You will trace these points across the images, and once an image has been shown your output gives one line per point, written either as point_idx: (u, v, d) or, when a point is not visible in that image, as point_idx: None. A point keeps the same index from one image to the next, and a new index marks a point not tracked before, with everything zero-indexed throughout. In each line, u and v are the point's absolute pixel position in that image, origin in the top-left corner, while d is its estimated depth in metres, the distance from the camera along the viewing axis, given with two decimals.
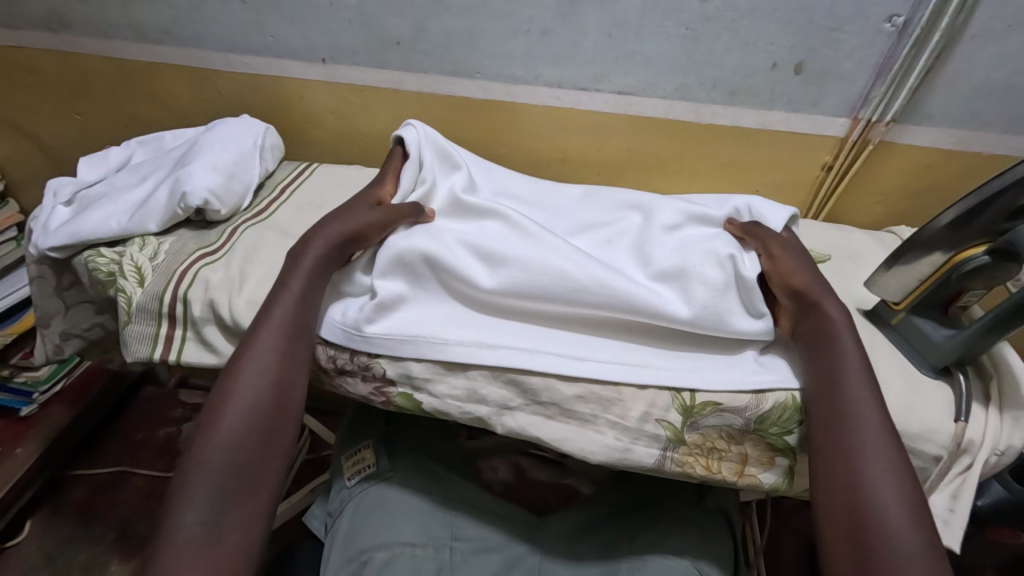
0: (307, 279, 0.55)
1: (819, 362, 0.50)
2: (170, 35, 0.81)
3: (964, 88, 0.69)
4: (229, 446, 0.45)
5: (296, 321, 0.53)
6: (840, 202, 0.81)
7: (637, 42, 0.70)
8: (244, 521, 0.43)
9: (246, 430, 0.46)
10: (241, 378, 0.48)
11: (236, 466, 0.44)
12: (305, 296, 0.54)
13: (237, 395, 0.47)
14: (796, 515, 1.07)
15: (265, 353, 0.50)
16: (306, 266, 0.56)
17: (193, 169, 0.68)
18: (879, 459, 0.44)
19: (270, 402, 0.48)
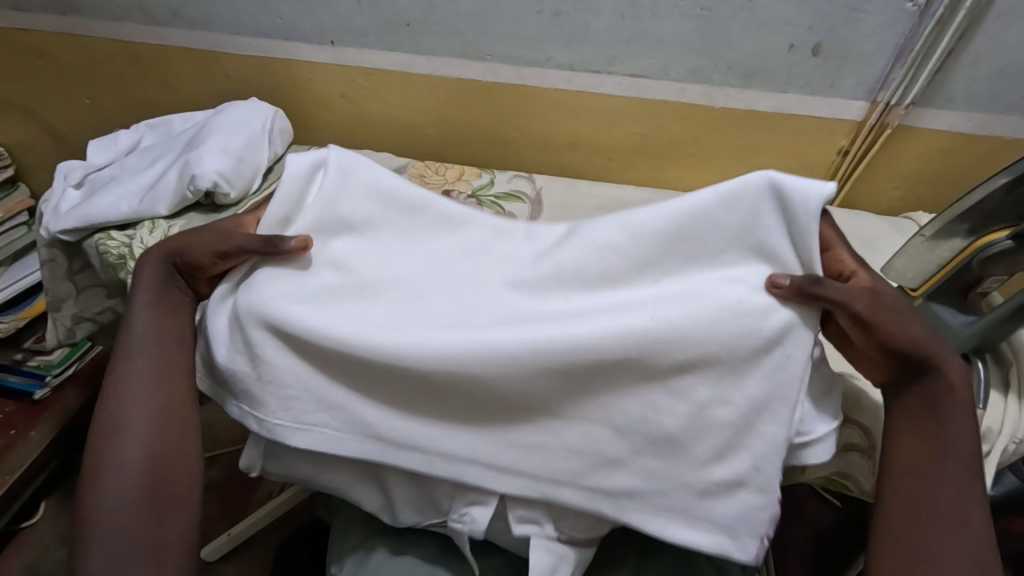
0: (154, 301, 0.50)
1: (911, 425, 0.41)
2: (178, 17, 0.80)
3: (987, 69, 0.67)
4: (117, 516, 0.41)
5: (156, 357, 0.47)
6: (855, 188, 0.80)
7: (650, 23, 0.69)
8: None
9: (131, 491, 0.42)
10: (110, 441, 0.44)
11: (135, 530, 0.41)
12: (158, 333, 0.49)
13: (111, 458, 0.43)
14: (806, 503, 1.07)
15: (126, 403, 0.45)
16: (150, 296, 0.50)
17: (202, 152, 0.68)
18: (955, 528, 0.38)
19: (152, 455, 0.44)
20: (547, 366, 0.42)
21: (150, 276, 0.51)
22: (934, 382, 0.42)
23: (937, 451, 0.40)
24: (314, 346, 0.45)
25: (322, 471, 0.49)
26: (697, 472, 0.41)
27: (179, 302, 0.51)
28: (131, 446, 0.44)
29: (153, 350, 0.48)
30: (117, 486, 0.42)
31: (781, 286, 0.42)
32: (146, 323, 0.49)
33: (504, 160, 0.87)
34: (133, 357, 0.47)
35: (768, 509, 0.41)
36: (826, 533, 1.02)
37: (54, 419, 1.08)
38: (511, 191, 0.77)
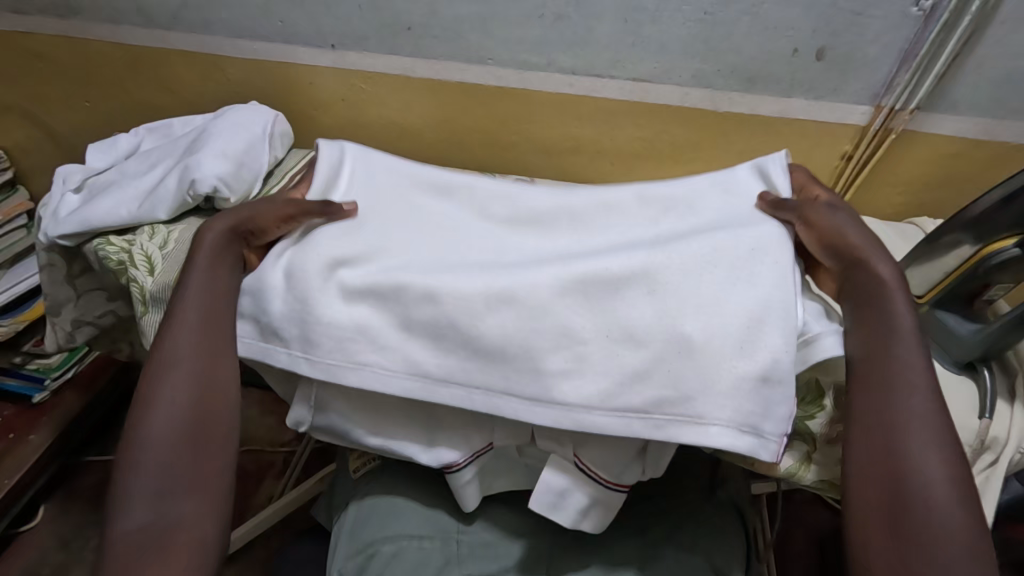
0: (211, 254, 0.53)
1: (866, 333, 0.45)
2: (179, 20, 0.80)
3: (993, 74, 0.66)
4: (163, 441, 0.43)
5: (211, 306, 0.50)
6: (859, 193, 0.79)
7: (653, 27, 0.69)
8: (197, 508, 0.42)
9: (178, 421, 0.44)
10: (161, 376, 0.46)
11: (175, 457, 0.43)
12: (215, 286, 0.51)
13: (158, 396, 0.45)
14: (807, 508, 1.06)
15: (181, 344, 0.48)
16: (207, 254, 0.53)
17: (202, 156, 0.67)
18: (924, 427, 0.40)
19: (198, 392, 0.46)
20: (583, 316, 0.49)
21: (214, 237, 0.54)
22: (868, 275, 0.48)
23: (899, 361, 0.43)
24: (386, 292, 0.50)
25: (379, 428, 0.53)
26: (730, 368, 0.46)
27: (231, 262, 0.54)
28: (182, 383, 0.46)
29: (207, 299, 0.50)
30: (165, 417, 0.44)
31: (768, 200, 0.56)
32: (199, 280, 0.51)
33: (505, 164, 0.86)
34: (190, 304, 0.50)
35: (784, 404, 0.45)
36: (829, 538, 1.02)
37: (53, 423, 1.08)
38: None
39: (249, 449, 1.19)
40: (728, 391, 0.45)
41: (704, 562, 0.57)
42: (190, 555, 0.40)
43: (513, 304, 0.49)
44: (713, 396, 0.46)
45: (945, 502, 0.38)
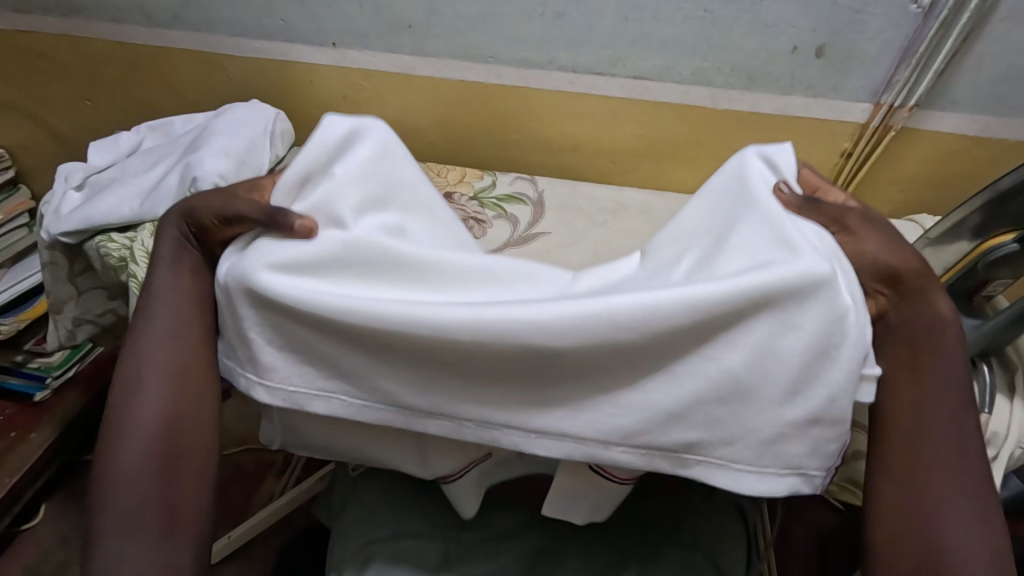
0: (172, 266, 0.50)
1: (905, 364, 0.42)
2: (180, 19, 0.80)
3: (992, 71, 0.67)
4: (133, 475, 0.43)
5: (175, 317, 0.47)
6: (859, 189, 0.79)
7: (654, 25, 0.69)
8: (173, 541, 0.42)
9: (146, 455, 0.43)
10: (133, 399, 0.45)
11: (147, 490, 0.43)
12: (175, 292, 0.48)
13: (130, 422, 0.44)
14: (807, 507, 1.06)
15: (152, 363, 0.46)
16: (170, 256, 0.50)
17: (204, 154, 0.68)
18: (954, 469, 0.39)
19: (168, 421, 0.45)
20: (596, 342, 0.39)
21: (167, 239, 0.51)
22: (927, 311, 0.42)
23: (940, 391, 0.41)
24: (323, 318, 0.41)
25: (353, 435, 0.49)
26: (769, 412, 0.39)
27: (195, 267, 0.50)
28: (151, 407, 0.45)
29: (170, 312, 0.48)
30: (133, 448, 0.43)
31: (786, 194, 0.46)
32: (164, 282, 0.49)
33: (505, 162, 0.86)
34: (152, 315, 0.48)
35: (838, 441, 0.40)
36: (829, 536, 1.02)
37: (54, 422, 1.08)
38: (513, 194, 0.76)
39: (250, 447, 1.19)
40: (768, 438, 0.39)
41: (705, 560, 0.57)
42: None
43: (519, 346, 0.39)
44: (746, 442, 0.40)
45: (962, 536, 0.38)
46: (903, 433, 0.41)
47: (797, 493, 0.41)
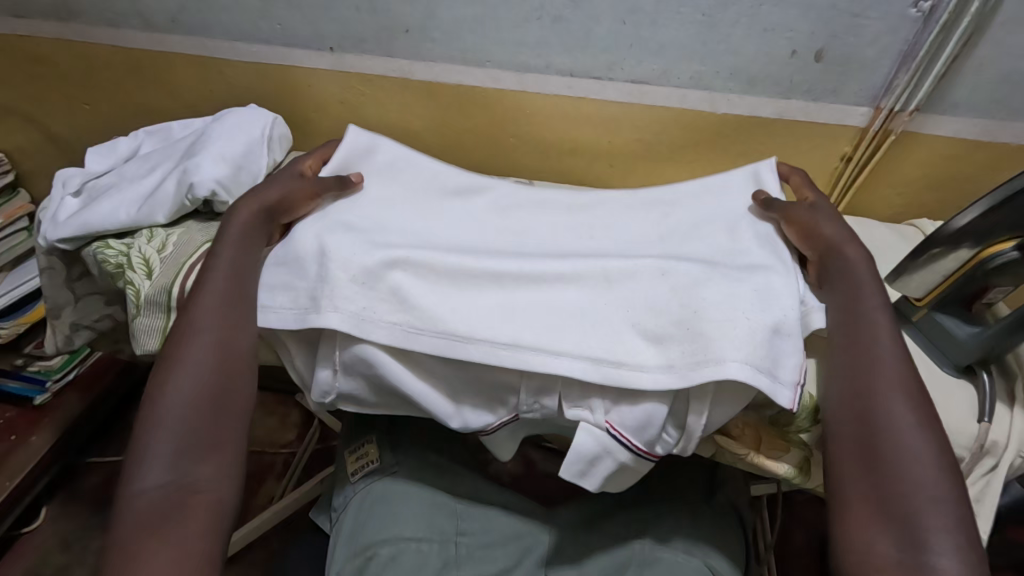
0: (236, 236, 0.57)
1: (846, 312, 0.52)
2: (178, 24, 0.80)
3: (993, 76, 0.66)
4: (185, 403, 0.48)
5: (233, 278, 0.55)
6: (858, 194, 0.79)
7: (652, 29, 0.69)
8: (213, 474, 0.46)
9: (199, 387, 0.49)
10: (187, 341, 0.51)
11: (195, 420, 0.48)
12: (240, 259, 0.56)
13: (186, 359, 0.50)
14: (808, 508, 1.06)
15: (207, 310, 0.53)
16: (238, 227, 0.58)
17: (200, 159, 0.67)
18: (895, 392, 0.46)
19: (218, 360, 0.51)
20: (587, 277, 0.55)
21: (243, 217, 0.59)
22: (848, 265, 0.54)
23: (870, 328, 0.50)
24: (408, 262, 0.55)
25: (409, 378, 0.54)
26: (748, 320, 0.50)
27: (259, 240, 0.58)
28: (205, 350, 0.51)
29: (230, 273, 0.55)
30: (186, 385, 0.49)
31: (759, 199, 0.62)
32: (232, 249, 0.57)
33: (503, 165, 0.86)
34: (216, 274, 0.55)
35: (798, 355, 0.50)
36: (829, 540, 1.02)
37: (55, 425, 1.08)
38: None
39: (250, 450, 1.19)
40: (746, 335, 0.49)
41: (700, 561, 0.60)
42: (210, 515, 0.45)
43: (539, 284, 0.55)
44: (732, 340, 0.49)
45: (913, 447, 0.44)
46: (853, 368, 0.48)
47: (777, 399, 0.48)
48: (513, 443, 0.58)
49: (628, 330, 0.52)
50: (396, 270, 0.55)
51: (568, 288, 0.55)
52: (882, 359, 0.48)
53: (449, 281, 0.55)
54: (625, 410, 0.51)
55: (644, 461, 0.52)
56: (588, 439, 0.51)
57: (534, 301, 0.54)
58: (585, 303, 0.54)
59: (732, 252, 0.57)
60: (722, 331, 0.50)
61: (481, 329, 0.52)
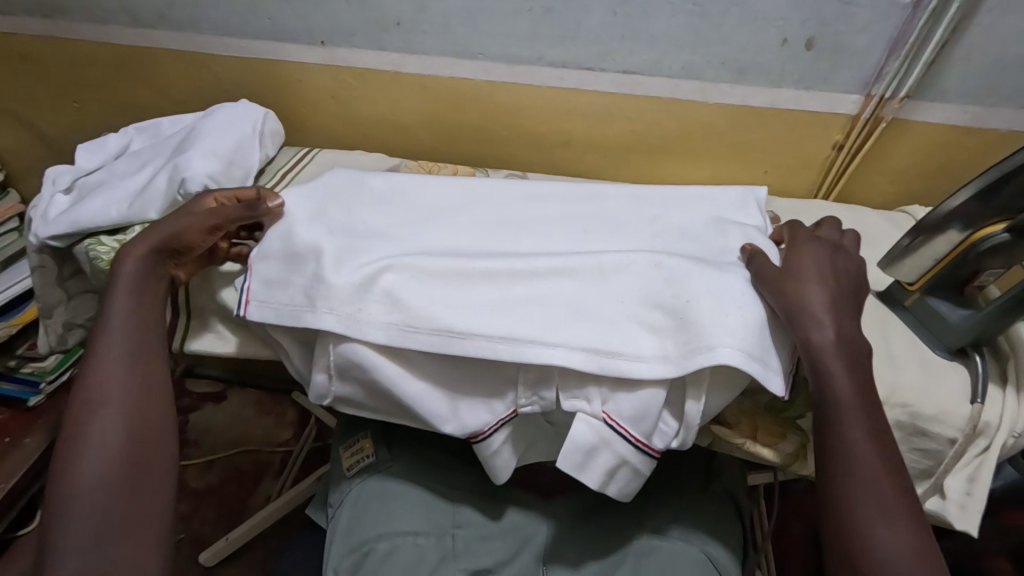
0: (128, 294, 0.54)
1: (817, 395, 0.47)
2: (167, 20, 0.80)
3: (981, 62, 0.66)
4: (93, 488, 0.45)
5: (131, 341, 0.52)
6: (850, 182, 0.79)
7: (643, 19, 0.69)
8: (133, 554, 0.44)
9: (109, 467, 0.47)
10: (88, 420, 0.48)
11: (111, 501, 0.45)
12: (137, 318, 0.53)
13: (89, 440, 0.47)
14: (805, 498, 1.07)
15: (108, 384, 0.50)
16: (127, 281, 0.55)
17: (191, 155, 0.67)
18: (876, 495, 0.43)
19: (126, 435, 0.48)
20: (582, 270, 0.55)
21: (138, 264, 0.56)
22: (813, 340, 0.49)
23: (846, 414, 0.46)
24: (404, 267, 0.56)
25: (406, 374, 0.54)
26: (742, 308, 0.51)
27: (156, 295, 0.56)
28: (111, 423, 0.48)
29: (126, 335, 0.52)
30: (94, 466, 0.46)
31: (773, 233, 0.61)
32: (127, 306, 0.54)
33: (496, 159, 0.86)
34: (110, 338, 0.52)
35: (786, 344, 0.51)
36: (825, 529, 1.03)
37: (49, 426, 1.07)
38: None
39: (247, 449, 1.18)
40: (739, 322, 0.50)
41: (698, 548, 0.60)
42: None
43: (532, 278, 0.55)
44: (726, 327, 0.49)
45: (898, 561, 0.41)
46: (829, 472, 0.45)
47: (770, 383, 0.49)
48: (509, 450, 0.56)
49: (622, 320, 0.52)
50: (388, 273, 0.55)
51: (562, 278, 0.55)
52: (855, 458, 0.44)
53: (441, 281, 0.55)
54: (623, 399, 0.51)
55: (642, 455, 0.51)
56: (586, 428, 0.51)
57: (528, 291, 0.55)
58: (583, 294, 0.54)
59: (721, 251, 0.58)
60: (714, 320, 0.50)
61: (477, 325, 0.52)
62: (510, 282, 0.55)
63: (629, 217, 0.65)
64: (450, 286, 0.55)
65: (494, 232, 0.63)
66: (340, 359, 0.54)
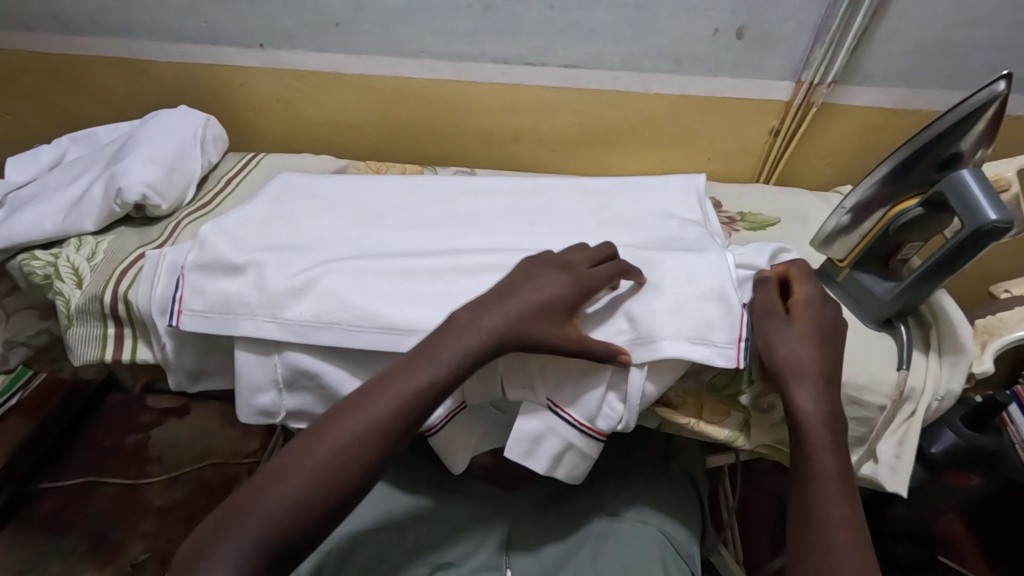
0: (524, 315, 0.49)
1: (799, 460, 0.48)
2: (98, 26, 0.78)
3: (900, 46, 0.70)
4: (266, 526, 0.42)
5: (435, 390, 0.47)
6: (788, 166, 0.82)
7: (580, 13, 0.70)
8: None
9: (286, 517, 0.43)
10: (302, 458, 0.44)
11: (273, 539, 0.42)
12: (467, 363, 0.48)
13: (290, 476, 0.44)
14: (768, 476, 1.10)
15: (342, 434, 0.45)
16: (525, 300, 0.50)
17: (128, 164, 0.66)
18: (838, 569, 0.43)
19: (317, 492, 0.44)
20: (526, 261, 0.57)
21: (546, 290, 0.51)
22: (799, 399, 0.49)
23: (829, 487, 0.46)
24: (344, 270, 0.56)
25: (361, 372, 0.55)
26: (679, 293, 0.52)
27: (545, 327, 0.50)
28: (308, 471, 0.44)
29: (432, 378, 0.47)
30: (274, 504, 0.43)
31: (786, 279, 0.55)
32: (481, 340, 0.48)
33: (447, 156, 0.86)
34: (430, 372, 0.47)
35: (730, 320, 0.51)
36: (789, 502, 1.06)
37: None
38: None
39: (212, 462, 1.16)
40: (676, 307, 0.51)
41: (656, 527, 0.61)
42: None
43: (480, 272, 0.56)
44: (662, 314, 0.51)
45: None
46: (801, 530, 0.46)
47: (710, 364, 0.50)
48: (462, 439, 0.56)
49: None
50: (329, 275, 0.55)
51: (507, 272, 0.56)
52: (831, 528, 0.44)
53: (386, 280, 0.56)
54: (565, 386, 0.52)
55: (590, 438, 0.52)
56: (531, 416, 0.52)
57: (474, 286, 0.55)
58: None
59: (664, 240, 0.60)
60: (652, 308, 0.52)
61: (421, 320, 0.52)
62: (455, 280, 0.56)
63: (573, 209, 0.66)
64: (395, 284, 0.55)
65: (441, 229, 0.63)
66: (289, 372, 0.55)
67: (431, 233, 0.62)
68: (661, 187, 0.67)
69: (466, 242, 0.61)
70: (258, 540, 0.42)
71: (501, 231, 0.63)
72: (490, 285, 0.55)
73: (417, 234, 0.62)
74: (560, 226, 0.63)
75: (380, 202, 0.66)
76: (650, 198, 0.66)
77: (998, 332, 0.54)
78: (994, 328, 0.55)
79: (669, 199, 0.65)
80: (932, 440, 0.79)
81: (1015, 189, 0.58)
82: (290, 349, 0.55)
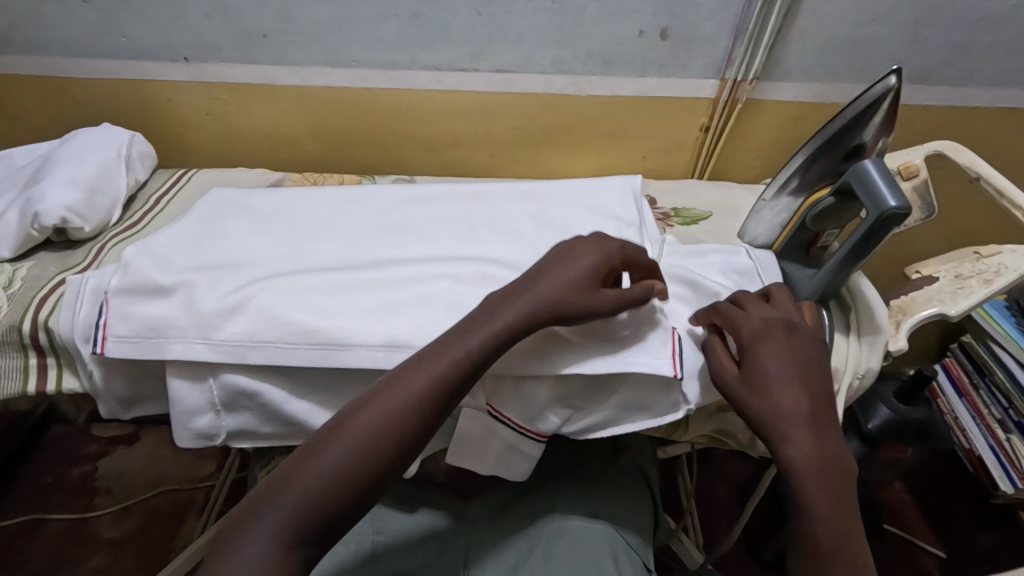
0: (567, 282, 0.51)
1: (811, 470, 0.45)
2: (9, 42, 0.74)
3: (814, 42, 0.73)
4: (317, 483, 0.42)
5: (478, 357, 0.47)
6: (720, 160, 0.85)
7: (506, 18, 0.71)
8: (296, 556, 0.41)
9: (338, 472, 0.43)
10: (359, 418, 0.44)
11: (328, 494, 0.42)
12: (487, 361, 0.47)
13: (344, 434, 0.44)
14: (726, 462, 1.14)
15: (400, 396, 0.45)
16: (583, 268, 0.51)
17: (45, 185, 0.63)
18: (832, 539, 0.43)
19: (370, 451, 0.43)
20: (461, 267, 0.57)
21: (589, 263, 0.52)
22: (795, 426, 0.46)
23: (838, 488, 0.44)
24: (276, 286, 0.55)
25: (301, 388, 0.54)
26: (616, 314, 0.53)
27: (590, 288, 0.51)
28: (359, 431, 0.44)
29: (448, 378, 0.46)
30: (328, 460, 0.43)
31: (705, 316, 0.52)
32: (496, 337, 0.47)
33: (387, 164, 0.86)
34: (457, 359, 0.46)
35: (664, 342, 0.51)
36: (746, 486, 1.09)
37: None
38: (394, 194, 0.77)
39: (165, 488, 1.12)
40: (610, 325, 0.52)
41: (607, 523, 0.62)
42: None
43: (417, 281, 0.57)
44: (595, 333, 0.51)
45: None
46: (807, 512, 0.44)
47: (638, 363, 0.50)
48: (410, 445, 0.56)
49: None
50: (263, 292, 0.54)
51: (444, 279, 0.57)
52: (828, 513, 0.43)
53: (321, 293, 0.55)
54: (505, 392, 0.52)
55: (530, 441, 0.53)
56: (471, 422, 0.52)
57: (411, 294, 0.55)
58: (461, 294, 0.55)
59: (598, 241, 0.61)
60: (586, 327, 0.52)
61: (357, 334, 0.52)
62: (391, 291, 0.56)
63: (511, 213, 0.66)
64: (332, 296, 0.55)
65: (378, 238, 0.63)
66: (226, 394, 0.54)
67: (367, 243, 0.62)
68: (599, 188, 0.68)
69: (404, 250, 0.61)
70: (286, 537, 0.41)
71: (438, 237, 0.63)
72: (426, 293, 0.55)
73: (353, 244, 0.62)
74: (497, 228, 0.64)
75: (314, 214, 0.65)
76: (586, 198, 0.67)
77: (911, 311, 0.57)
78: (907, 307, 0.58)
79: (607, 198, 0.67)
80: (869, 417, 0.84)
81: (923, 174, 0.62)
82: (225, 370, 0.53)
